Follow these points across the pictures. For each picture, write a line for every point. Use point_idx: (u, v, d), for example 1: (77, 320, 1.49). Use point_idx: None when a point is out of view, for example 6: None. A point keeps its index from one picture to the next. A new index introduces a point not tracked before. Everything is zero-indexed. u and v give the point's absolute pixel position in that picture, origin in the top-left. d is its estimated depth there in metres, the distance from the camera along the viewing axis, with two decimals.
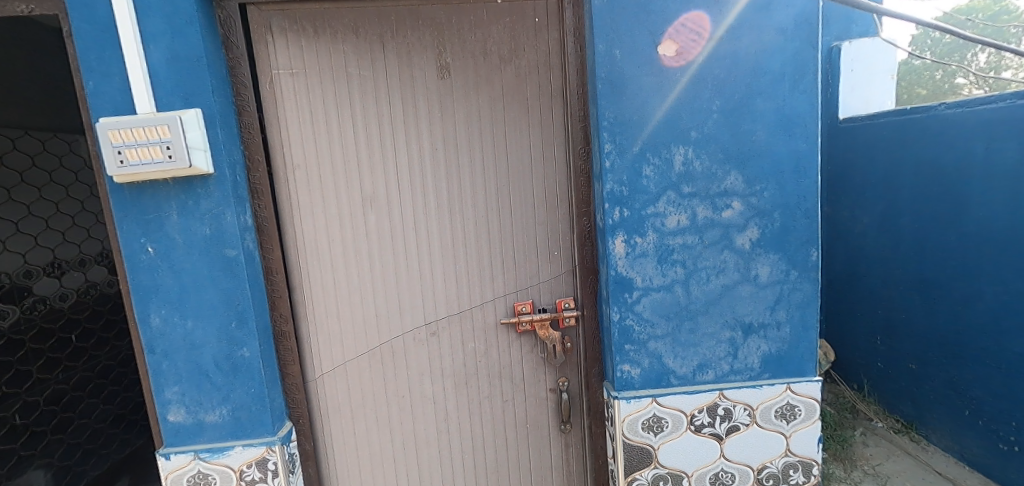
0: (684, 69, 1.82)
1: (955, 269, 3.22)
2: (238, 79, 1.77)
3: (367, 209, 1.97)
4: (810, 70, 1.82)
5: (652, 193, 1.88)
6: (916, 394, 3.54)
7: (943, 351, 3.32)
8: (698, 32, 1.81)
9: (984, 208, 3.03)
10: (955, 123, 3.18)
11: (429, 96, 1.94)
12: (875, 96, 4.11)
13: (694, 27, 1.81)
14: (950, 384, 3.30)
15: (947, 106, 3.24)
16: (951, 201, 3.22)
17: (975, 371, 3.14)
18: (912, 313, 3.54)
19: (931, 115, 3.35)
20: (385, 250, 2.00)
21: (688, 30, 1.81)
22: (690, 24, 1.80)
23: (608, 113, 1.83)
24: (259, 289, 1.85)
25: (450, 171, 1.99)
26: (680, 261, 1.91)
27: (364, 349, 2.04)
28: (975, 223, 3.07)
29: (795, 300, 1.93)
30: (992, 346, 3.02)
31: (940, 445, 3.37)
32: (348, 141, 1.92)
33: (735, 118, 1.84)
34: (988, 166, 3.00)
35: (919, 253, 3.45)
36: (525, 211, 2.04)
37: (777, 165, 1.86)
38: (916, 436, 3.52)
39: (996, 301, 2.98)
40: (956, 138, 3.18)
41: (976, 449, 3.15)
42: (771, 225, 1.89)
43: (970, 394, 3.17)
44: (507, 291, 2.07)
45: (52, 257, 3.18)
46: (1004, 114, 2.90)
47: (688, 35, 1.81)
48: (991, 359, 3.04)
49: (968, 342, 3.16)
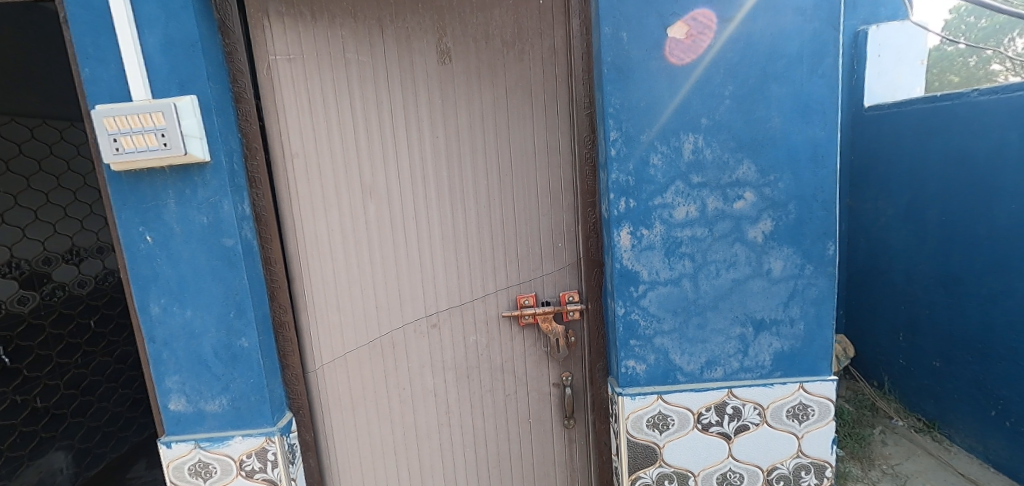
0: (695, 54, 1.74)
1: (985, 264, 3.07)
2: (235, 65, 1.74)
3: (366, 198, 1.93)
4: (830, 53, 1.72)
5: (659, 183, 1.80)
6: (940, 392, 3.41)
7: (970, 348, 3.19)
8: (708, 25, 1.73)
9: (1016, 201, 2.88)
10: (990, 110, 3.01)
11: (430, 83, 1.89)
12: (903, 83, 3.94)
13: (705, 22, 1.73)
14: (976, 383, 3.17)
15: (980, 93, 3.07)
16: (984, 193, 3.06)
17: (1003, 370, 3.01)
18: (937, 309, 3.40)
19: (962, 103, 3.19)
20: (385, 240, 1.96)
21: (699, 25, 1.73)
22: (700, 17, 1.73)
23: (614, 100, 1.76)
24: (257, 279, 1.83)
25: (451, 160, 1.94)
26: (688, 255, 1.84)
27: (365, 340, 2.01)
28: (1007, 216, 2.92)
29: (810, 296, 1.85)
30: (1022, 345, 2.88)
31: (964, 446, 3.25)
32: (347, 129, 1.88)
33: (748, 104, 1.75)
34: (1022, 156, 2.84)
35: (946, 247, 3.31)
36: (529, 202, 1.98)
37: (792, 154, 1.77)
38: (938, 436, 3.40)
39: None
40: (990, 126, 3.02)
41: (1003, 450, 3.03)
42: (785, 217, 1.81)
43: (997, 394, 3.03)
44: (510, 283, 2.02)
45: (71, 245, 3.22)
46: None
47: (698, 27, 1.73)
48: (1020, 358, 2.91)
49: (996, 340, 3.02)
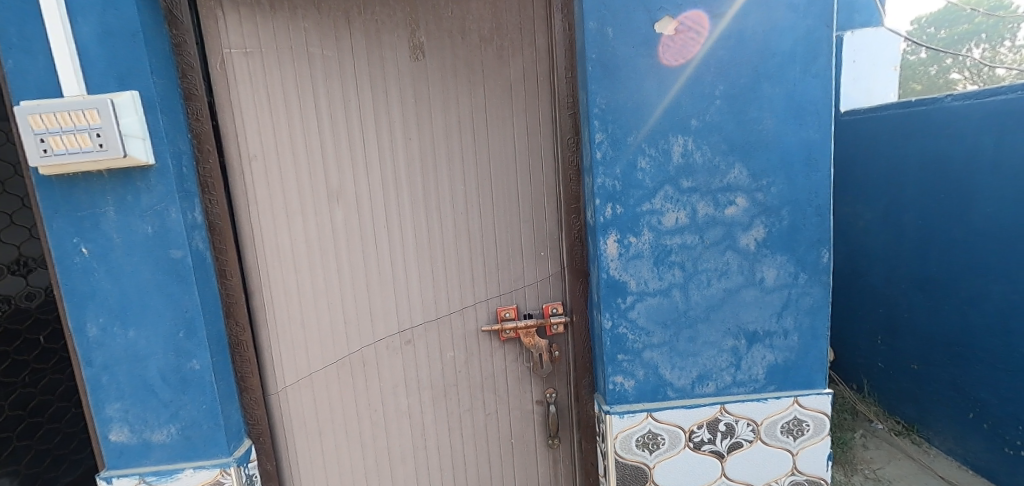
0: (684, 58, 1.65)
1: (962, 268, 3.06)
2: (184, 59, 1.58)
3: (333, 205, 1.78)
4: (824, 51, 1.64)
5: (647, 188, 1.70)
6: (919, 395, 3.40)
7: (948, 351, 3.18)
8: (697, 33, 1.64)
9: (992, 204, 2.87)
10: (963, 115, 3.02)
11: (402, 81, 1.75)
12: (879, 84, 3.97)
13: (695, 29, 1.64)
14: (954, 385, 3.15)
15: (953, 98, 3.07)
16: (959, 196, 3.06)
17: (980, 373, 2.99)
18: (915, 313, 3.39)
19: (937, 108, 3.19)
20: (354, 250, 1.81)
21: (687, 32, 1.64)
22: (691, 22, 1.63)
23: (599, 99, 1.65)
24: (211, 294, 1.66)
25: (426, 164, 1.80)
26: (678, 264, 1.75)
27: (332, 359, 1.85)
28: (983, 220, 2.91)
29: (804, 306, 1.76)
30: (1000, 349, 2.86)
31: (944, 448, 3.23)
32: (311, 130, 1.73)
33: (739, 104, 1.66)
34: (997, 161, 2.83)
35: (924, 251, 3.30)
36: (510, 208, 1.85)
37: (785, 157, 1.69)
38: (918, 439, 3.39)
39: (1003, 302, 2.82)
40: (964, 131, 3.01)
41: (981, 453, 3.01)
42: (779, 223, 1.72)
43: (976, 396, 3.02)
44: (490, 295, 1.89)
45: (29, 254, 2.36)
46: (1013, 108, 2.73)
47: (688, 33, 1.64)
48: (997, 360, 2.89)
49: (974, 342, 3.01)
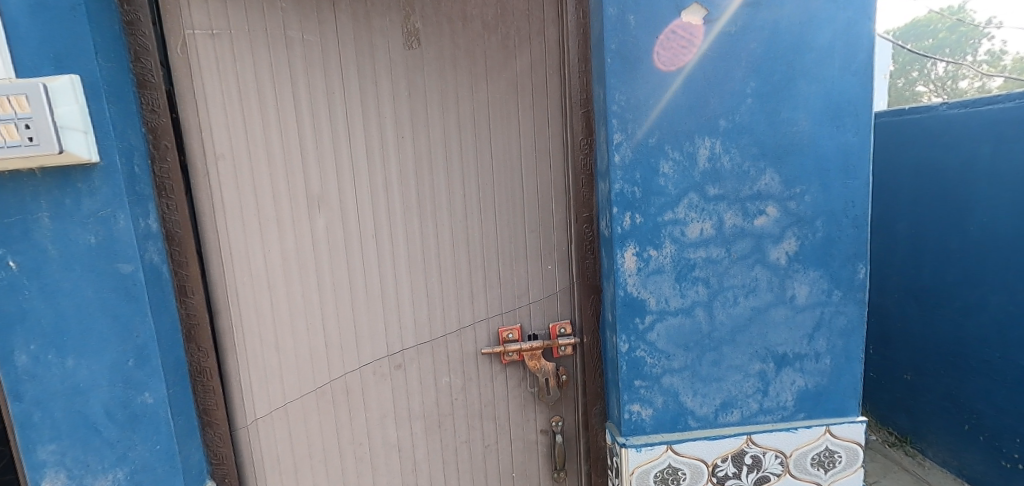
0: (685, 60, 1.48)
1: (955, 278, 2.92)
2: (137, 39, 1.35)
3: (314, 212, 1.55)
4: (865, 46, 1.49)
5: (670, 196, 1.53)
6: (911, 405, 3.29)
7: (944, 362, 3.03)
8: (687, 43, 1.47)
9: (987, 214, 2.73)
10: (958, 124, 2.88)
11: (395, 71, 1.54)
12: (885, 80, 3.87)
13: (684, 38, 1.47)
14: (948, 396, 3.03)
15: (948, 107, 2.94)
16: (953, 206, 2.92)
17: (976, 385, 2.86)
18: (909, 323, 3.25)
19: (931, 116, 3.06)
20: (338, 263, 1.59)
21: (679, 39, 1.46)
22: (688, 27, 1.46)
23: (618, 95, 1.47)
24: (168, 315, 1.42)
25: (421, 166, 1.60)
26: (702, 280, 1.57)
27: (311, 387, 1.62)
28: (979, 228, 2.76)
29: (838, 326, 1.60)
30: (996, 361, 2.73)
31: (938, 460, 3.11)
32: (289, 125, 1.51)
33: (772, 103, 1.50)
34: (993, 168, 2.69)
35: (916, 260, 3.16)
36: (515, 217, 1.66)
37: (820, 163, 1.53)
38: (912, 450, 3.28)
39: (1000, 311, 2.68)
40: (959, 140, 2.87)
41: (978, 465, 2.87)
42: (812, 235, 1.56)
43: (972, 407, 2.88)
44: (491, 313, 1.69)
45: None
46: (1011, 116, 2.60)
47: (683, 38, 1.47)
48: (993, 371, 2.75)
49: (969, 351, 2.87)
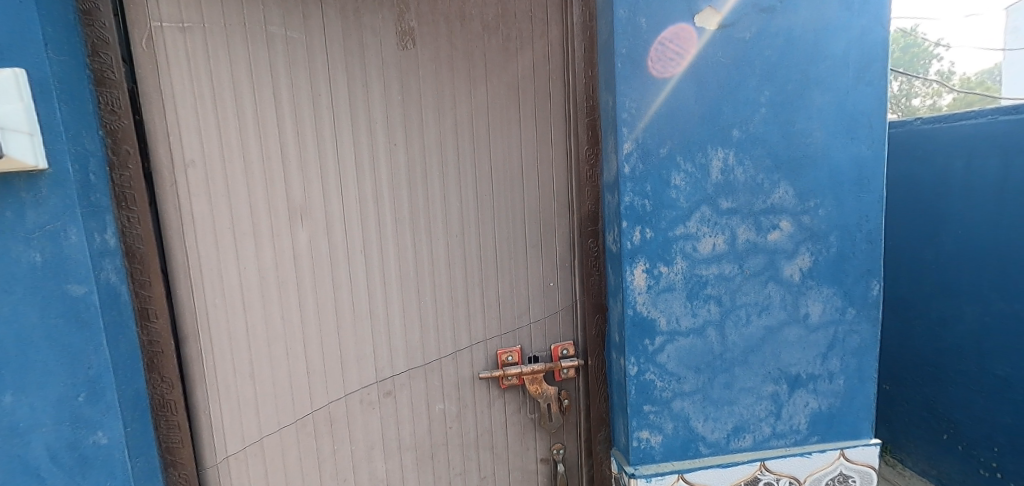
0: (683, 67, 1.39)
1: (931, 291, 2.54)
2: (95, 31, 1.19)
3: (298, 225, 1.41)
4: (879, 56, 1.44)
5: (682, 210, 1.44)
6: (890, 415, 2.91)
7: (919, 372, 2.65)
8: (672, 59, 1.39)
9: (962, 227, 2.36)
10: (928, 141, 2.52)
11: (388, 74, 1.42)
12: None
13: (670, 53, 1.38)
14: (925, 406, 2.64)
15: (922, 121, 2.60)
16: (925, 221, 2.55)
17: (955, 396, 2.47)
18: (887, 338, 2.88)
19: (902, 131, 2.71)
20: (321, 281, 1.44)
21: (668, 52, 1.38)
22: (677, 38, 1.38)
23: (628, 102, 1.38)
24: (127, 343, 1.25)
25: (413, 174, 1.47)
26: (714, 298, 1.49)
27: (290, 419, 1.46)
28: (953, 241, 2.40)
29: (851, 346, 1.54)
30: (974, 372, 2.35)
31: (918, 470, 2.73)
32: (270, 130, 1.36)
33: (787, 113, 1.44)
34: (968, 181, 2.34)
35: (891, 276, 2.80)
36: (514, 231, 1.55)
37: (834, 176, 1.47)
38: (893, 461, 2.90)
39: (977, 321, 2.32)
40: (931, 156, 2.51)
41: (956, 475, 2.50)
42: (826, 251, 1.50)
43: (948, 417, 2.51)
44: (488, 335, 1.58)
45: None
46: (983, 132, 2.25)
47: (672, 51, 1.38)
48: (969, 381, 2.38)
49: (945, 362, 2.50)
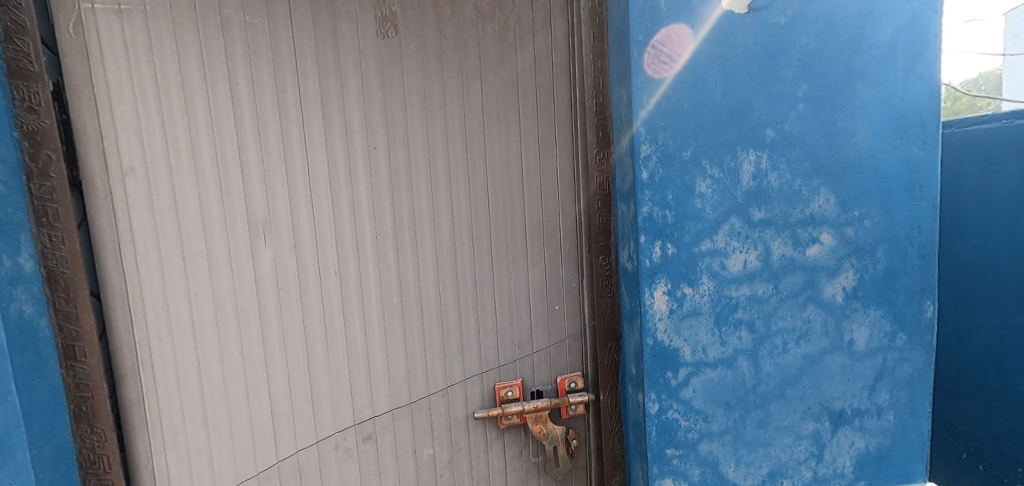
0: (710, 57, 1.20)
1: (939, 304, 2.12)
2: (9, 13, 0.99)
3: (262, 243, 1.20)
4: (932, 43, 1.25)
5: (708, 221, 1.25)
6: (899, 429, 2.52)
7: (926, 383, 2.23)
8: (661, 64, 1.19)
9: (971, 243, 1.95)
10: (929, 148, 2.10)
11: (367, 66, 1.23)
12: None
13: (659, 61, 1.18)
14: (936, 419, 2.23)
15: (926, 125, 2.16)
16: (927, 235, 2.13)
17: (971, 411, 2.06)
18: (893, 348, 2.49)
19: None
20: (288, 307, 1.23)
21: (661, 54, 1.18)
22: (669, 41, 1.18)
23: (645, 97, 1.18)
24: (46, 388, 1.03)
25: (396, 183, 1.27)
26: (746, 323, 1.29)
27: (250, 472, 1.24)
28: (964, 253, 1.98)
29: (901, 376, 1.34)
30: (990, 385, 1.96)
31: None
32: (228, 130, 1.15)
33: (828, 110, 1.25)
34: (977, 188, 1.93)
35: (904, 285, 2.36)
36: (514, 247, 1.36)
37: (881, 181, 1.28)
38: None
39: (991, 337, 1.93)
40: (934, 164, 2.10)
41: None
42: (873, 267, 1.30)
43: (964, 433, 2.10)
44: (484, 367, 1.37)
45: None
46: (994, 140, 1.85)
47: (665, 54, 1.18)
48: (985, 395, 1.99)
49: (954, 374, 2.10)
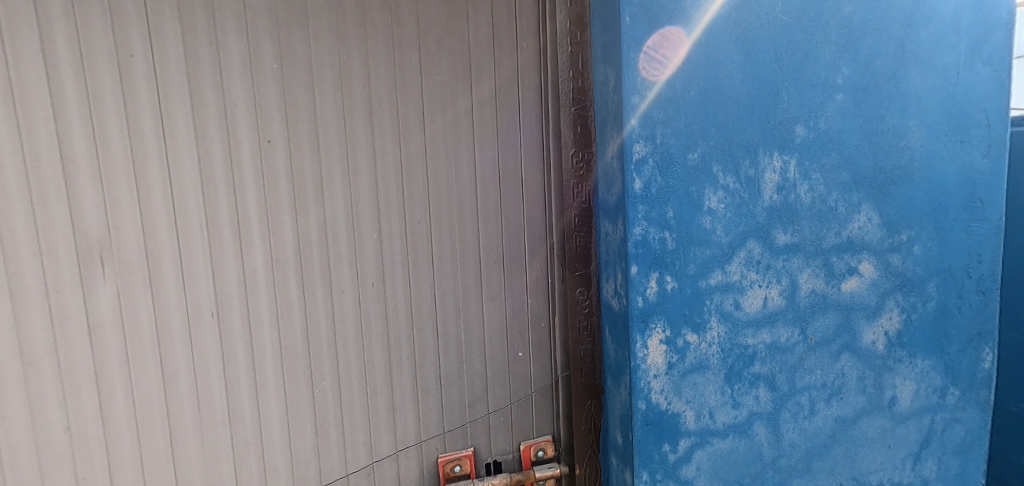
0: (729, 27, 0.89)
1: None
2: None
3: (99, 275, 0.82)
4: (998, 22, 0.99)
5: (719, 247, 0.94)
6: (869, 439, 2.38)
7: None
8: (659, 63, 0.87)
9: None
10: None
11: (256, 26, 0.87)
12: None
13: (656, 58, 0.87)
14: None
15: None
16: None
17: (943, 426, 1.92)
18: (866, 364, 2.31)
19: None
20: (141, 364, 0.86)
21: (656, 59, 0.87)
22: (664, 42, 0.87)
23: (643, 79, 0.86)
24: None
25: (301, 191, 0.92)
26: (765, 379, 0.99)
27: None
28: None
29: (951, 441, 1.07)
30: None
31: None
32: (37, 107, 0.76)
33: (872, 103, 0.96)
34: None
35: None
36: (464, 277, 1.03)
37: (936, 197, 1.00)
38: None
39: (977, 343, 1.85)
40: None
41: None
42: (922, 306, 1.02)
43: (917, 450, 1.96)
44: (424, 435, 1.04)
45: None
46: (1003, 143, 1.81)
47: (659, 59, 0.87)
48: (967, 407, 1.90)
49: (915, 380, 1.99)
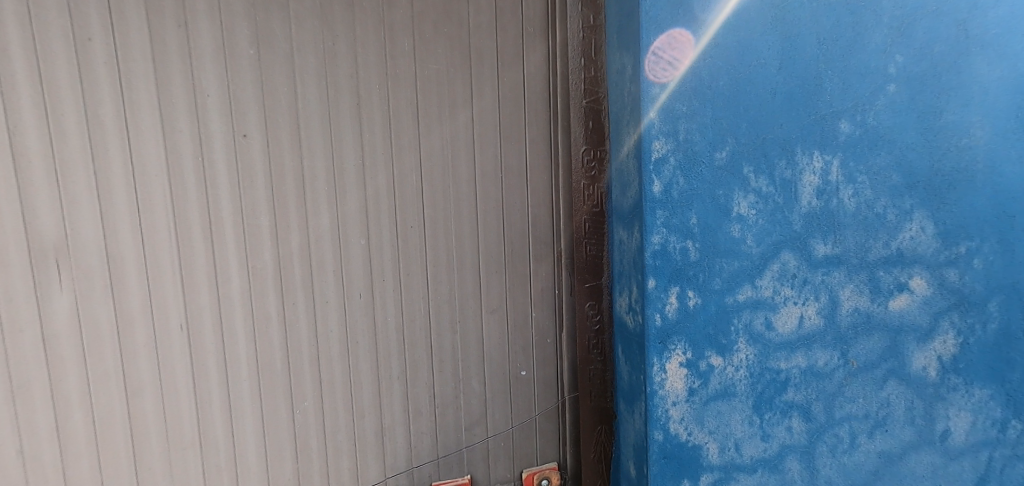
0: (765, 7, 0.78)
1: None
2: None
3: (55, 283, 0.74)
4: None
5: (749, 258, 0.83)
6: None
7: None
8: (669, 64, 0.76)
9: None
10: None
11: (230, 6, 0.78)
12: None
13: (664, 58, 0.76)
14: None
15: None
16: None
17: None
18: None
19: None
20: (102, 381, 0.78)
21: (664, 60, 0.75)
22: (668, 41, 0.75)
23: (664, 68, 0.75)
24: None
25: (281, 191, 0.83)
26: (799, 408, 0.87)
27: None
28: None
29: (1010, 481, 0.95)
30: None
31: None
32: None
33: (928, 96, 0.84)
34: None
35: None
36: (461, 287, 0.93)
37: (999, 204, 0.88)
38: None
39: None
40: None
41: None
42: (980, 328, 0.90)
43: None
44: (416, 460, 0.95)
45: None
46: None
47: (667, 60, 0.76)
48: None
49: None
